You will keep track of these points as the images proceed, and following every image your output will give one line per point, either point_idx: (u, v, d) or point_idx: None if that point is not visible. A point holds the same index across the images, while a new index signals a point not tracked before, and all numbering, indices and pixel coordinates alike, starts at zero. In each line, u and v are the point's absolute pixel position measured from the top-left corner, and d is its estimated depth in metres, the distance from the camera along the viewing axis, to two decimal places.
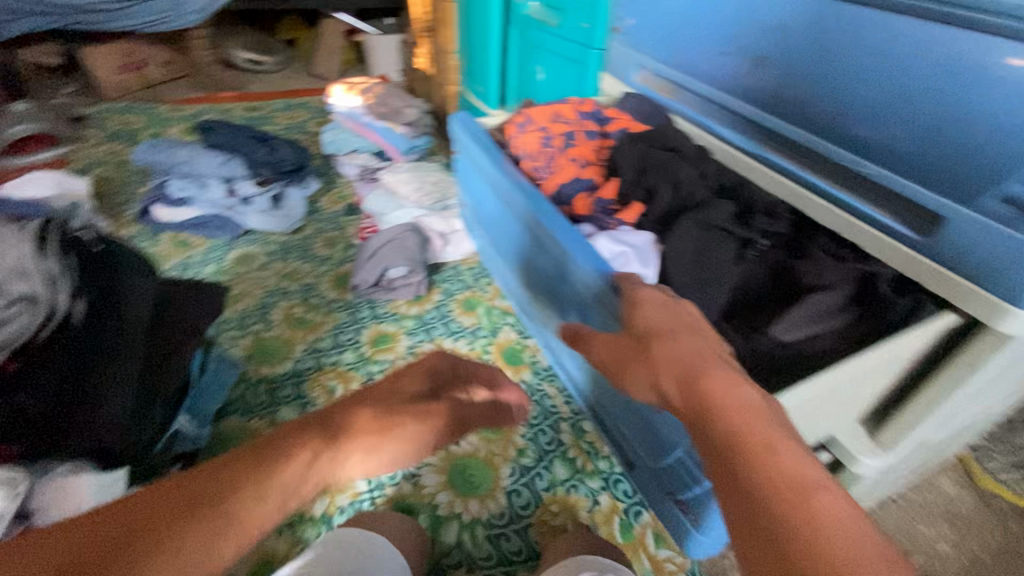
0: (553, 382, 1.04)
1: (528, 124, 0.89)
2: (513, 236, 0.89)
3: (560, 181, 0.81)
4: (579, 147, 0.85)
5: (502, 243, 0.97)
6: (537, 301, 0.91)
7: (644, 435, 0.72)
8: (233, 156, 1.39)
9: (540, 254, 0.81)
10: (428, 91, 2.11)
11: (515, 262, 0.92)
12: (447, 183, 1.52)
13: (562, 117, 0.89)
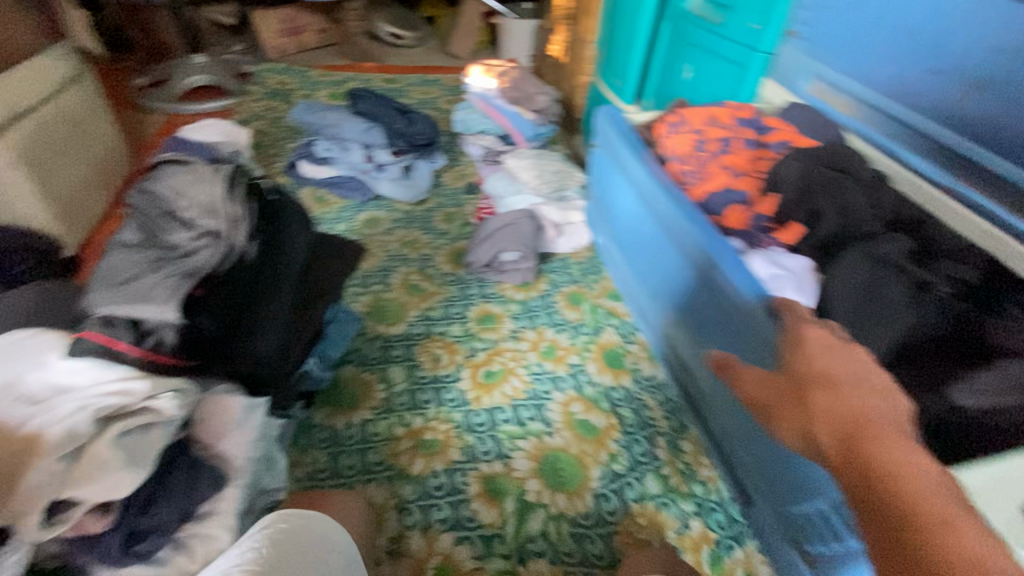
0: (653, 394, 1.00)
1: (679, 125, 0.86)
2: (646, 239, 0.89)
3: (710, 189, 0.77)
4: (733, 155, 0.80)
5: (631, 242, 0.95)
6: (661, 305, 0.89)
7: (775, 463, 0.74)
8: (375, 125, 1.48)
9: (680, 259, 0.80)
10: (558, 79, 2.10)
11: (642, 264, 0.92)
12: (567, 173, 1.49)
13: (718, 121, 0.85)
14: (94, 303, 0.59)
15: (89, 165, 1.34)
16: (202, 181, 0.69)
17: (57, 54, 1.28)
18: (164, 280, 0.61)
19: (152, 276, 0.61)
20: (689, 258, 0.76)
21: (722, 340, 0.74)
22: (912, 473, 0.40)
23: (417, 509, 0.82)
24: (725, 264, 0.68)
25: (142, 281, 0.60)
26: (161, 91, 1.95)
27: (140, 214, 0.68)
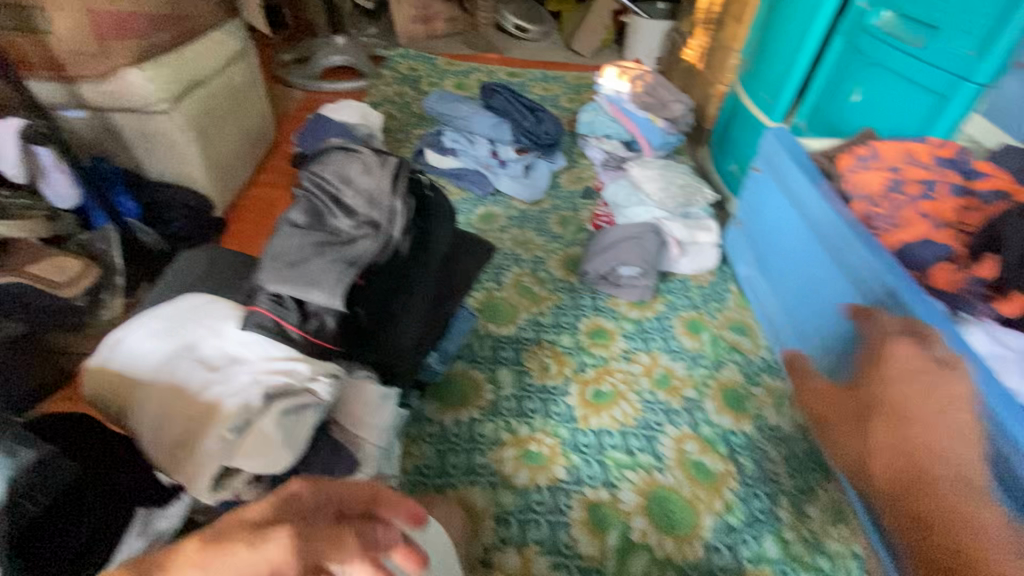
0: (778, 447, 0.92)
1: (872, 159, 0.81)
2: (811, 270, 0.85)
3: (906, 239, 0.72)
4: (935, 202, 0.73)
5: (787, 269, 0.92)
6: (813, 336, 0.86)
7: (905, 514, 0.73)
8: (505, 121, 1.49)
9: (857, 299, 0.75)
10: (689, 86, 1.98)
11: (800, 298, 0.88)
12: (696, 189, 1.39)
13: (915, 159, 0.78)
14: (266, 281, 0.62)
15: (242, 135, 1.45)
16: (370, 173, 0.71)
17: (230, 30, 1.38)
18: (332, 266, 0.63)
19: (322, 261, 0.63)
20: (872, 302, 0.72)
21: None
22: (965, 511, 0.51)
23: (515, 523, 0.80)
24: (924, 316, 0.64)
25: (313, 265, 0.63)
26: (304, 69, 2.07)
27: (308, 195, 0.71)
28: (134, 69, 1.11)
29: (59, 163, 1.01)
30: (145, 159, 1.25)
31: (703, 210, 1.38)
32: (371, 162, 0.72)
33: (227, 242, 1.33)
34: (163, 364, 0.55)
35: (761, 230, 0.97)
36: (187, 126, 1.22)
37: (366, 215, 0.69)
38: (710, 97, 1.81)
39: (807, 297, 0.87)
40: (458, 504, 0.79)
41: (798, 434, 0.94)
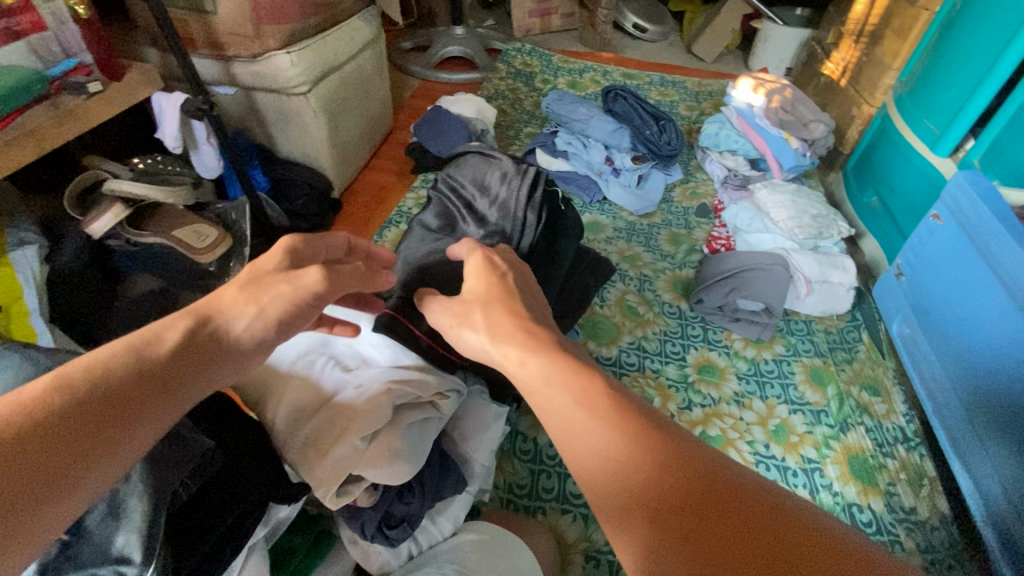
0: (912, 533, 0.81)
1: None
2: (999, 335, 0.75)
3: None
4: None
5: (965, 332, 0.81)
6: (983, 411, 0.77)
7: None
8: (624, 127, 1.41)
9: None
10: (826, 103, 1.80)
11: (978, 364, 0.79)
12: (831, 220, 1.26)
13: None
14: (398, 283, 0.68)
15: (364, 120, 1.49)
16: (504, 185, 0.73)
17: (366, 17, 1.42)
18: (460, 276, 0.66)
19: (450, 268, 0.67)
20: None
21: None
22: None
23: (605, 564, 0.75)
24: None
25: (440, 272, 0.67)
26: (422, 57, 2.11)
27: (443, 201, 0.75)
28: (282, 52, 1.15)
29: (209, 137, 1.10)
30: (279, 137, 1.31)
31: (835, 246, 1.24)
32: (506, 175, 0.74)
33: (340, 223, 1.38)
34: (300, 357, 0.56)
35: (936, 280, 0.87)
36: (320, 109, 1.27)
37: (494, 225, 0.71)
38: (851, 118, 1.63)
39: (989, 367, 0.77)
40: (549, 532, 0.76)
41: (936, 521, 0.82)
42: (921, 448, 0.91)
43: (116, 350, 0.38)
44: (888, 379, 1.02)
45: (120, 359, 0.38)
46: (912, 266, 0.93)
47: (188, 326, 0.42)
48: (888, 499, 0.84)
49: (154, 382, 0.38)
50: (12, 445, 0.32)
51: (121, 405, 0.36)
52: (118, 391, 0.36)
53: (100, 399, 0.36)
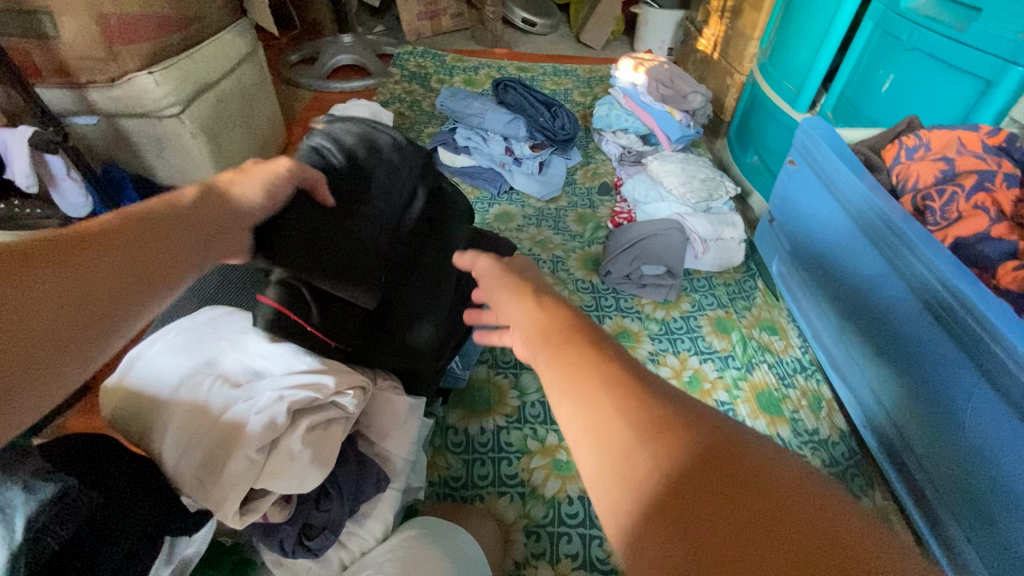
0: (817, 451, 0.88)
1: (921, 150, 0.79)
2: (851, 260, 0.84)
3: (963, 232, 0.70)
4: (992, 192, 0.72)
5: (825, 262, 0.90)
6: (851, 331, 0.85)
7: (952, 487, 0.69)
8: (519, 116, 1.45)
9: (898, 280, 0.75)
10: (703, 76, 1.92)
11: (840, 290, 0.87)
12: (717, 182, 1.35)
13: (968, 148, 0.76)
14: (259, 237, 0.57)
15: (252, 137, 1.42)
16: (398, 153, 0.69)
17: (239, 30, 1.35)
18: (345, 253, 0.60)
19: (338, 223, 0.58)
20: (916, 290, 0.72)
21: (933, 370, 0.71)
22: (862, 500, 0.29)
23: (546, 536, 0.77)
24: (977, 299, 0.62)
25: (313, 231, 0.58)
26: (310, 68, 2.04)
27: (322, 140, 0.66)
28: (144, 72, 1.08)
29: (70, 171, 1.00)
30: (157, 164, 1.23)
31: (725, 205, 1.34)
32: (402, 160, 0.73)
33: None
34: (184, 382, 0.53)
35: (799, 220, 0.96)
36: (198, 130, 1.20)
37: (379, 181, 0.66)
38: (725, 89, 1.76)
39: (846, 289, 0.86)
40: (488, 516, 0.77)
41: (837, 437, 0.90)
42: (818, 374, 1.00)
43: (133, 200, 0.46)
44: (783, 317, 1.11)
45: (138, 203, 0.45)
46: (779, 212, 1.02)
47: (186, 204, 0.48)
48: (791, 420, 0.92)
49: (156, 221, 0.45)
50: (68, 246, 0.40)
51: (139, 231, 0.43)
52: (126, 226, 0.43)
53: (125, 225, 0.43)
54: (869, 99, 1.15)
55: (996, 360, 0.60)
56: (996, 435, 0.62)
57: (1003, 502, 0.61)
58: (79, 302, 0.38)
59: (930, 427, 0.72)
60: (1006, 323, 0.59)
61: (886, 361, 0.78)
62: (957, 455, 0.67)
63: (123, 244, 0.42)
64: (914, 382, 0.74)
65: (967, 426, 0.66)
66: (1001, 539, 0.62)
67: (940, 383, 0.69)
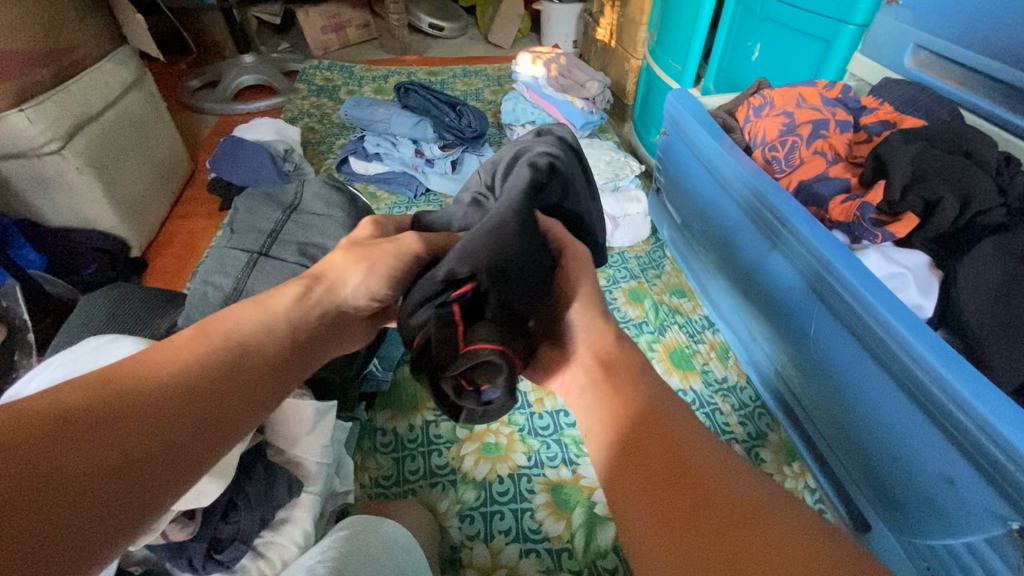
0: (726, 398, 0.95)
1: (766, 108, 0.88)
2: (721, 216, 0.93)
3: (805, 175, 0.80)
4: (828, 138, 0.82)
5: (707, 228, 0.98)
6: (732, 281, 0.94)
7: (821, 403, 0.79)
8: (425, 119, 1.47)
9: (756, 227, 0.84)
10: (605, 65, 2.00)
11: (717, 246, 0.97)
12: (622, 163, 1.41)
13: (807, 101, 0.86)
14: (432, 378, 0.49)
15: (152, 168, 1.37)
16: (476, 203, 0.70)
17: (120, 59, 1.30)
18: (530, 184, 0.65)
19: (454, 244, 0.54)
20: (771, 234, 0.80)
21: (797, 304, 0.79)
22: (801, 545, 0.33)
23: (479, 517, 0.79)
24: (812, 235, 0.71)
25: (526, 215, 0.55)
26: (213, 92, 1.97)
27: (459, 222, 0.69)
28: (15, 110, 1.03)
29: None
30: (43, 205, 1.17)
31: (631, 182, 1.40)
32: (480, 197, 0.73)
33: (149, 280, 1.26)
34: None
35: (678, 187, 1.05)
36: (85, 164, 1.15)
37: (529, 161, 0.68)
38: (624, 74, 1.84)
39: (726, 253, 0.94)
40: (421, 506, 0.78)
41: (744, 382, 0.98)
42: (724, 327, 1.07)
43: (206, 347, 0.42)
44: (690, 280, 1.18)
45: (210, 353, 0.42)
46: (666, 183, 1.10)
47: (299, 291, 0.50)
48: (697, 367, 0.99)
49: (224, 393, 0.40)
50: (100, 420, 0.34)
51: (211, 408, 0.39)
52: (211, 403, 0.39)
53: (195, 397, 0.39)
54: (740, 69, 1.25)
55: (830, 285, 0.70)
56: (841, 350, 0.71)
57: (856, 407, 0.71)
58: (146, 451, 0.35)
59: (799, 355, 0.81)
60: (833, 252, 0.69)
61: (763, 301, 0.87)
62: (818, 375, 0.77)
63: (178, 373, 0.39)
64: (787, 328, 0.82)
65: (820, 346, 0.76)
66: (865, 456, 0.72)
67: (799, 313, 0.79)
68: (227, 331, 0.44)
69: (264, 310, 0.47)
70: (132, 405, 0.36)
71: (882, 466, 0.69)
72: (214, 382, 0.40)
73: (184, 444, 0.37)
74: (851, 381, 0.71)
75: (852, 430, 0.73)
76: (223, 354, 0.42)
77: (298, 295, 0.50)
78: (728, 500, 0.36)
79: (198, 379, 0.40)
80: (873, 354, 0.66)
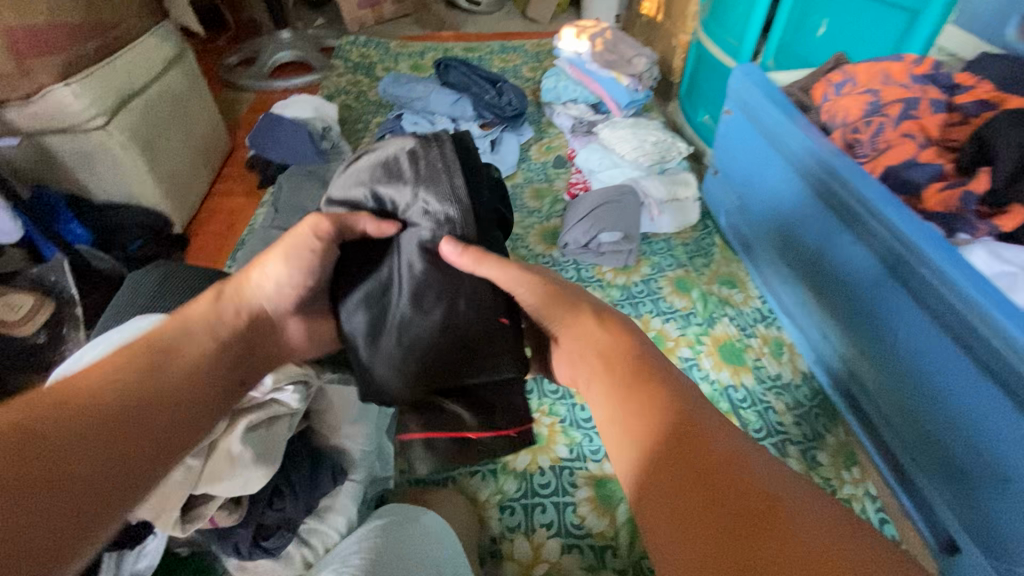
0: (780, 396, 0.90)
1: (847, 85, 0.82)
2: (795, 202, 0.88)
3: (892, 161, 0.73)
4: (918, 119, 0.76)
5: (777, 215, 0.93)
6: (803, 270, 0.90)
7: (902, 403, 0.75)
8: (464, 97, 1.42)
9: (838, 215, 0.79)
10: (650, 40, 1.90)
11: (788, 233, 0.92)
12: (670, 144, 1.34)
13: (895, 78, 0.79)
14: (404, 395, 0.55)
15: (193, 145, 1.37)
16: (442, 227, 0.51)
17: (162, 33, 1.30)
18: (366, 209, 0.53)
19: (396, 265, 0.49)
20: (857, 224, 0.75)
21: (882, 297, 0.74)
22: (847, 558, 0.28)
23: (520, 509, 0.77)
24: (905, 225, 0.66)
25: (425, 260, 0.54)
26: (251, 69, 1.97)
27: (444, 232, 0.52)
28: (60, 85, 1.03)
29: None
30: (90, 180, 1.18)
31: (678, 165, 1.34)
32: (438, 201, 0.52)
33: (191, 257, 1.26)
34: None
35: (743, 170, 0.99)
36: (129, 140, 1.15)
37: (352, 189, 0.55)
38: (672, 50, 1.74)
39: (800, 242, 0.88)
40: (460, 495, 0.77)
41: (799, 380, 0.92)
42: (778, 321, 1.01)
43: (134, 353, 0.41)
44: (742, 270, 1.11)
45: (137, 359, 0.41)
46: (726, 165, 1.06)
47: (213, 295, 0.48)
48: (751, 361, 0.94)
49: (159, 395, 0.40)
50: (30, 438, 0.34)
51: (148, 411, 0.39)
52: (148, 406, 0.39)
53: (129, 401, 0.39)
54: (805, 45, 1.17)
55: (925, 280, 0.65)
56: (934, 349, 0.67)
57: (947, 410, 0.67)
58: (84, 459, 0.35)
59: (879, 350, 0.77)
60: (931, 245, 0.63)
61: (839, 293, 0.82)
62: (903, 373, 0.73)
63: (106, 381, 0.39)
64: (868, 326, 0.77)
65: (907, 342, 0.71)
66: (956, 466, 0.68)
67: (884, 307, 0.74)
68: (152, 337, 0.43)
69: (183, 316, 0.46)
70: (58, 418, 0.35)
71: (977, 474, 0.65)
72: (139, 392, 0.39)
73: (115, 455, 0.36)
74: (945, 385, 0.67)
75: (942, 436, 0.69)
76: (150, 356, 0.42)
77: (214, 296, 0.48)
78: (760, 509, 0.32)
79: (130, 385, 0.39)
80: (983, 363, 0.60)
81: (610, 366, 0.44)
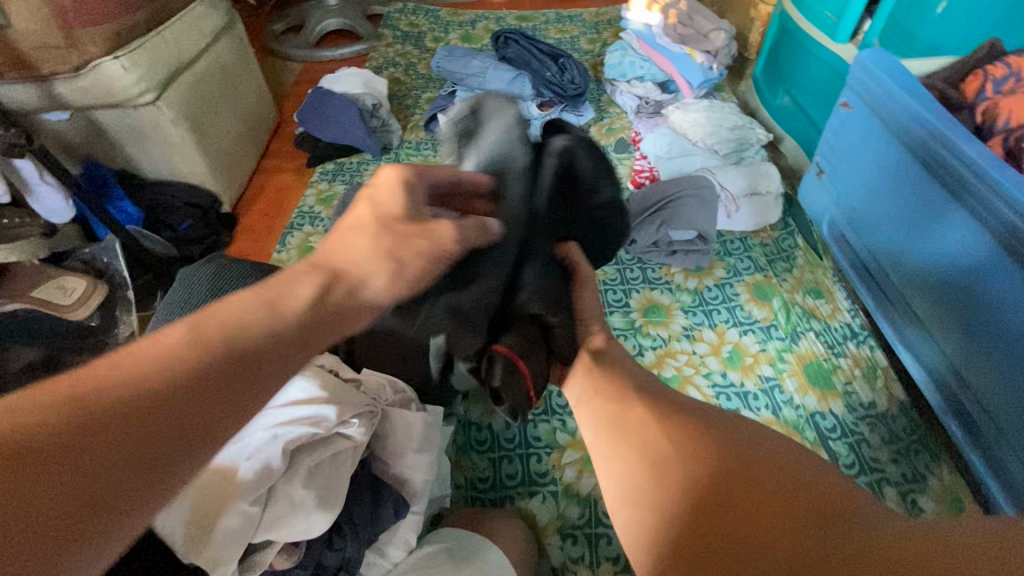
0: (875, 427, 0.80)
1: (1011, 81, 0.74)
2: (914, 203, 0.79)
3: None
4: None
5: (888, 217, 0.84)
6: (911, 275, 0.81)
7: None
8: (523, 73, 1.31)
9: (972, 222, 0.69)
10: (724, 10, 1.73)
11: (898, 235, 0.82)
12: (748, 130, 1.22)
13: None
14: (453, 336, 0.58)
15: (241, 120, 1.32)
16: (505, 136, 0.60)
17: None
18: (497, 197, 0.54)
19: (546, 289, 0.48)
20: (1002, 241, 0.65)
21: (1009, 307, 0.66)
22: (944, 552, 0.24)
23: (583, 539, 0.72)
24: None
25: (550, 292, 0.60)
26: (297, 37, 1.89)
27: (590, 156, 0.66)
28: (109, 58, 0.99)
29: (42, 173, 0.95)
30: (140, 157, 1.15)
31: (757, 154, 1.21)
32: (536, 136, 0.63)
33: (239, 239, 1.23)
34: None
35: (853, 166, 0.90)
36: (179, 116, 1.11)
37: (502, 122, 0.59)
38: (750, 21, 1.57)
39: (926, 261, 0.78)
40: (518, 518, 0.71)
41: (896, 409, 0.82)
42: (871, 340, 0.91)
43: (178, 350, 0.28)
44: (828, 278, 1.00)
45: (179, 354, 0.28)
46: (830, 164, 0.96)
47: (320, 284, 0.35)
48: (841, 384, 0.85)
49: (185, 419, 0.27)
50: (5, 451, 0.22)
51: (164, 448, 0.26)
52: (161, 436, 0.26)
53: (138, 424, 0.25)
54: (920, 24, 1.03)
55: None
56: None
57: None
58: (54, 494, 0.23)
59: (996, 369, 0.69)
60: None
61: (958, 310, 0.73)
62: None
63: (140, 391, 0.26)
64: (1011, 367, 0.67)
65: None
66: None
67: (1015, 326, 0.66)
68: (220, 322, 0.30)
69: (267, 312, 0.32)
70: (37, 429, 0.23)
71: None
72: (147, 403, 0.26)
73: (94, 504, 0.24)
74: None
75: None
76: (197, 356, 0.28)
77: (315, 300, 0.34)
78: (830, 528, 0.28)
79: (149, 399, 0.26)
80: None
81: (620, 419, 0.41)
